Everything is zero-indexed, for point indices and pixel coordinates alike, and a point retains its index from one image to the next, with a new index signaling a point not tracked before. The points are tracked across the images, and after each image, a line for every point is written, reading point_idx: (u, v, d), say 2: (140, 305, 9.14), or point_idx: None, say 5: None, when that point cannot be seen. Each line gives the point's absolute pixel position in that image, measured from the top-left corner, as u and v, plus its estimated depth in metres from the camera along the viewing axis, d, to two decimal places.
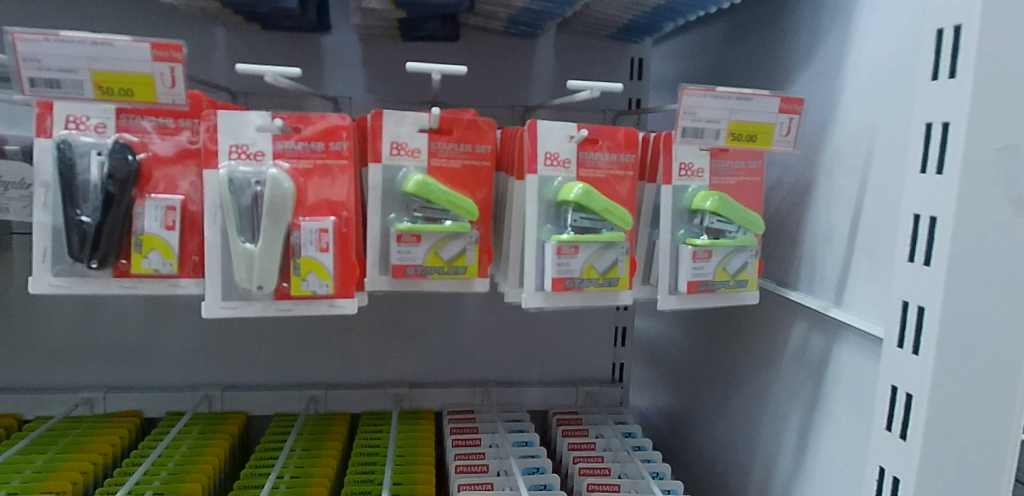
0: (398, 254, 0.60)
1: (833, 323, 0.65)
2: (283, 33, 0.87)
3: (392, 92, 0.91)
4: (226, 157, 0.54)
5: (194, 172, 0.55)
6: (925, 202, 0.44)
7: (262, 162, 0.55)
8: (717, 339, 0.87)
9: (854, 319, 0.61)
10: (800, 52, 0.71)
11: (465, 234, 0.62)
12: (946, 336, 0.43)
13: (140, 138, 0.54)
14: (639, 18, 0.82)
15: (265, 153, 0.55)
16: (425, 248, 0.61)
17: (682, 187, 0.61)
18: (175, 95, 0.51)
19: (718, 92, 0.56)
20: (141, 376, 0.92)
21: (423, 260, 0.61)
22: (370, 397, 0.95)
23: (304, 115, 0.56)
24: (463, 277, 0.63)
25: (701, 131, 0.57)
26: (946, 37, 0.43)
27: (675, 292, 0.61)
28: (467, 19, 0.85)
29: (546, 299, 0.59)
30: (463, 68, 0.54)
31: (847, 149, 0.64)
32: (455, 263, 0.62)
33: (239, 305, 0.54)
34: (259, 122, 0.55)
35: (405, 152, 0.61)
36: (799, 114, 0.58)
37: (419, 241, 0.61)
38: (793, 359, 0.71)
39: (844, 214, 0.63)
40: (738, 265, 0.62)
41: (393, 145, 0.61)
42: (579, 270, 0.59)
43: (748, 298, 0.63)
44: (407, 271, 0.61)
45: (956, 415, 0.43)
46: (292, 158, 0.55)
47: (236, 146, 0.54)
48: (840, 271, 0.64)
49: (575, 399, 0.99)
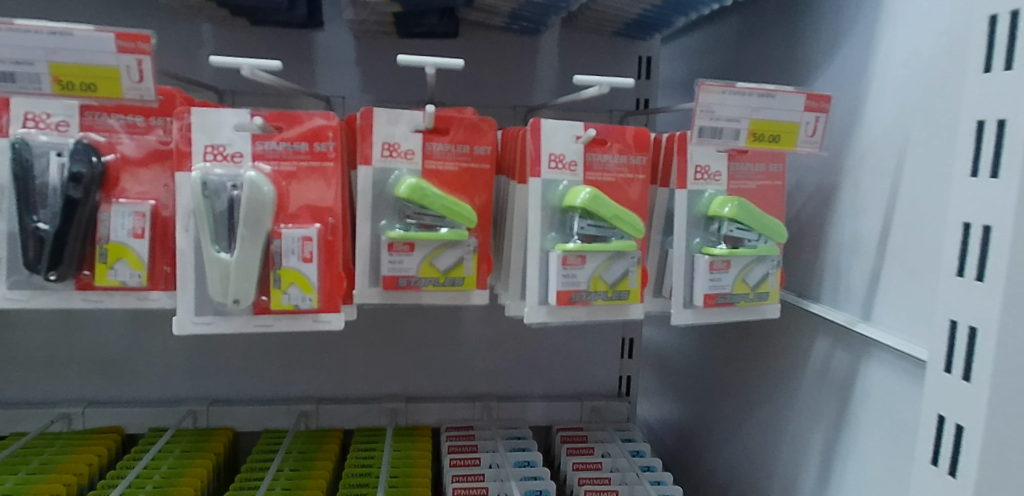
0: (389, 264, 0.56)
1: (861, 339, 0.60)
2: (272, 29, 0.82)
3: (388, 91, 0.86)
4: (201, 159, 0.49)
5: (166, 174, 0.51)
6: (976, 209, 0.39)
7: (241, 164, 0.50)
8: (730, 352, 0.82)
9: (886, 336, 0.56)
10: (822, 48, 0.66)
11: (462, 243, 0.57)
12: (1002, 362, 0.38)
13: (107, 138, 0.50)
14: (648, 12, 0.77)
15: (244, 154, 0.50)
16: (419, 258, 0.56)
17: (698, 192, 0.57)
18: (144, 91, 0.46)
19: (738, 88, 0.51)
20: (123, 390, 0.87)
21: (416, 271, 0.56)
22: (364, 413, 0.90)
23: (287, 113, 0.51)
24: (460, 289, 0.58)
25: (719, 130, 0.52)
26: (1001, 24, 0.38)
27: (690, 305, 0.57)
28: (466, 14, 0.80)
29: (551, 314, 0.55)
30: (459, 61, 0.49)
31: (875, 151, 0.59)
32: (451, 274, 0.57)
33: (213, 320, 0.50)
34: (238, 120, 0.50)
35: (398, 154, 0.57)
36: (826, 113, 0.54)
37: (412, 250, 0.56)
38: (816, 376, 0.66)
39: (874, 221, 0.58)
40: (759, 276, 0.57)
41: (385, 146, 0.57)
42: (586, 283, 0.54)
43: (768, 312, 0.59)
44: (399, 283, 0.56)
45: (1013, 450, 0.38)
46: (274, 160, 0.51)
47: (213, 146, 0.50)
48: (868, 283, 0.59)
49: (580, 414, 0.95)
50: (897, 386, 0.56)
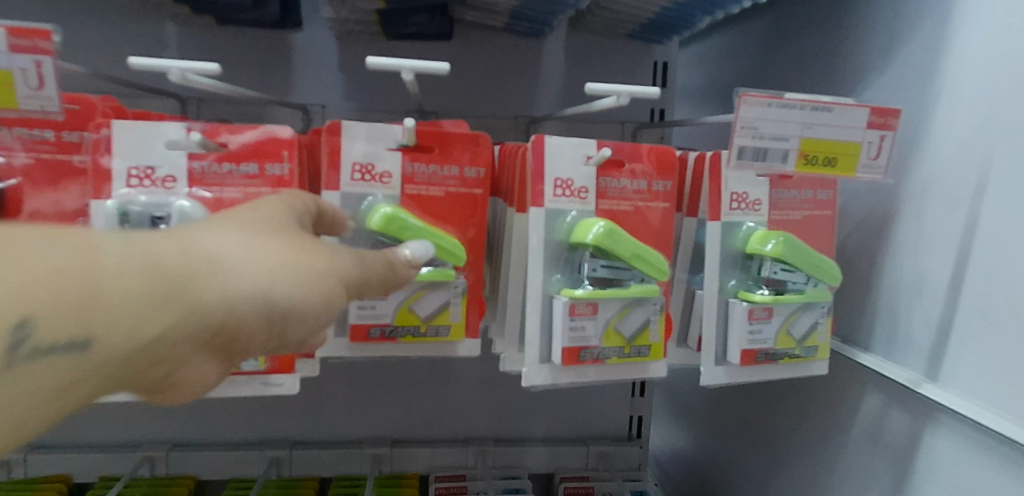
0: (358, 310, 0.47)
1: (928, 401, 0.50)
2: (243, 28, 0.73)
3: (373, 99, 0.77)
4: (123, 183, 0.42)
5: (79, 198, 0.43)
6: None
7: (172, 190, 0.42)
8: (758, 398, 0.72)
9: (967, 403, 0.46)
10: (874, 52, 0.56)
11: (447, 285, 0.48)
12: None
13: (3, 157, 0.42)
14: (669, 11, 0.68)
15: (176, 178, 0.42)
16: (395, 303, 0.47)
17: (734, 224, 0.47)
18: (45, 100, 0.37)
19: (788, 100, 0.41)
20: (72, 432, 0.77)
21: (391, 319, 0.47)
22: (343, 459, 0.80)
23: (230, 129, 0.44)
24: (444, 339, 0.49)
25: (764, 152, 0.43)
26: None
27: (724, 362, 0.47)
28: (461, 13, 0.71)
29: (554, 374, 0.46)
30: (444, 66, 0.41)
31: (946, 176, 0.49)
32: (433, 322, 0.48)
33: None
34: (169, 137, 0.43)
35: (372, 177, 0.47)
36: (893, 131, 0.44)
37: (386, 293, 0.47)
38: (865, 438, 0.56)
39: (944, 260, 0.49)
40: (806, 327, 0.47)
41: (356, 168, 0.47)
42: (598, 337, 0.45)
43: (816, 369, 0.49)
44: (370, 333, 0.47)
45: None
46: (213, 185, 0.43)
47: (138, 168, 0.42)
48: (938, 334, 0.49)
49: (586, 461, 0.84)
50: (979, 463, 0.46)
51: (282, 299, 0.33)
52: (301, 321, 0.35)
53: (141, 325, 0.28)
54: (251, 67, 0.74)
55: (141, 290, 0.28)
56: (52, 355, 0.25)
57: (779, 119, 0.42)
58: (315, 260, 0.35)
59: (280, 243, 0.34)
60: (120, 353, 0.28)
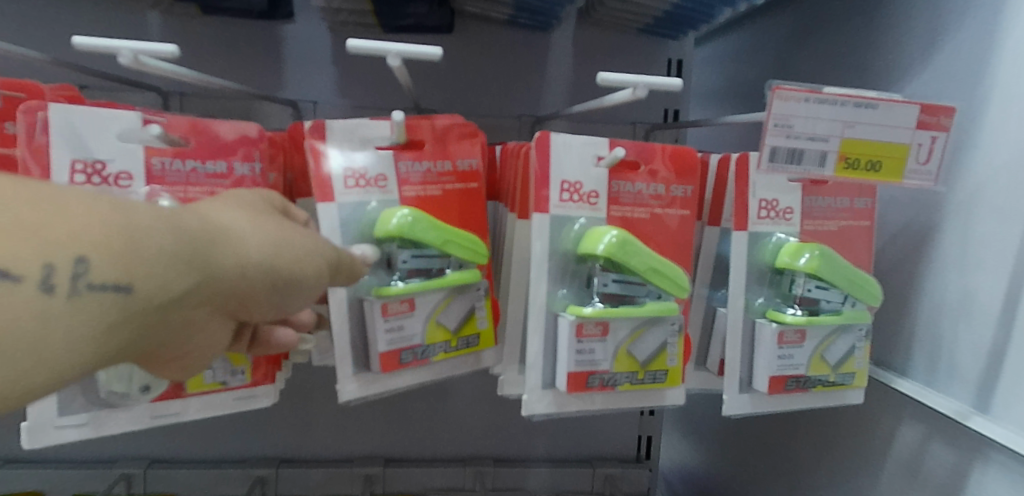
0: (387, 334, 0.41)
1: (975, 435, 0.45)
2: (231, 18, 0.69)
3: (369, 96, 0.72)
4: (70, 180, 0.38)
5: None
6: None
7: (128, 188, 0.39)
8: (778, 422, 0.67)
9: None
10: (915, 47, 0.51)
11: (470, 289, 0.44)
12: None
13: None
14: (686, 3, 0.63)
15: (133, 175, 0.39)
16: (423, 318, 0.43)
17: (761, 235, 0.42)
18: None
19: (827, 95, 0.36)
20: (47, 445, 0.73)
21: (422, 338, 0.42)
22: (332, 480, 0.75)
23: (192, 122, 0.41)
24: (474, 349, 0.45)
25: (799, 154, 0.37)
26: None
27: (749, 389, 0.42)
28: (463, 4, 0.66)
29: (559, 402, 0.41)
30: (438, 50, 0.38)
31: (1000, 182, 0.44)
32: (462, 333, 0.44)
33: (101, 415, 0.43)
34: (122, 129, 0.39)
35: (367, 182, 0.43)
36: (946, 131, 0.39)
37: (412, 309, 0.42)
38: (900, 472, 0.51)
39: (997, 277, 0.44)
40: (842, 352, 0.42)
41: (349, 173, 0.42)
42: (607, 362, 0.40)
43: (852, 399, 0.43)
44: (401, 358, 0.42)
45: None
46: (177, 183, 0.40)
47: (83, 161, 0.38)
48: (988, 360, 0.44)
49: (591, 484, 0.79)
50: None
51: (292, 266, 0.32)
52: (306, 295, 0.34)
53: (173, 281, 0.27)
54: (239, 59, 0.70)
55: (173, 242, 0.27)
56: (98, 296, 0.24)
57: (820, 116, 0.37)
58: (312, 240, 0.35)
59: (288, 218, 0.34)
60: (154, 305, 0.26)
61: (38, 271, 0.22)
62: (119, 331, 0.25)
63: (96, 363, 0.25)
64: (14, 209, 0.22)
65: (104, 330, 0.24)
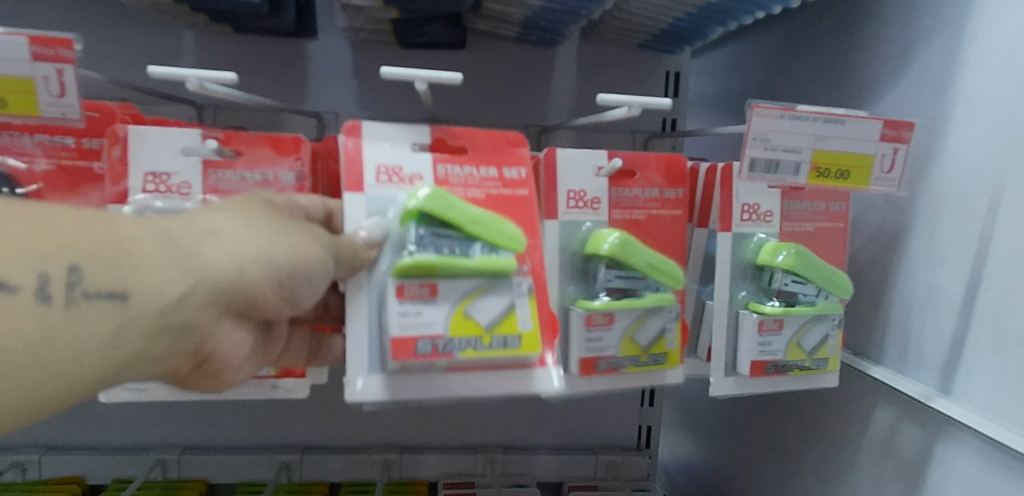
0: (401, 321, 0.39)
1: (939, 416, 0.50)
2: (259, 36, 0.74)
3: (388, 108, 0.77)
4: (140, 189, 0.43)
5: (96, 200, 0.45)
6: None
7: (188, 196, 0.44)
8: (768, 410, 0.72)
9: (979, 420, 0.45)
10: (889, 64, 0.56)
11: (505, 282, 0.42)
12: None
13: (26, 163, 0.45)
14: (682, 21, 0.68)
15: (192, 184, 0.44)
16: (447, 307, 0.40)
17: (745, 236, 0.47)
18: (66, 108, 0.38)
19: (800, 112, 0.41)
20: (88, 433, 0.78)
21: (445, 329, 0.40)
22: (352, 465, 0.80)
23: (241, 136, 0.46)
24: (514, 353, 0.41)
25: (776, 164, 0.43)
26: None
27: (733, 372, 0.47)
28: (475, 23, 0.72)
29: (572, 385, 0.46)
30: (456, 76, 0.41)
31: (961, 188, 0.49)
32: (498, 330, 0.41)
33: (147, 388, 0.49)
34: (185, 144, 0.44)
35: (398, 180, 0.44)
36: (907, 143, 0.44)
37: (434, 295, 0.40)
38: (876, 452, 0.56)
39: (958, 274, 0.48)
40: (817, 340, 0.47)
41: (379, 169, 0.43)
42: (615, 347, 0.46)
43: (827, 382, 0.48)
44: (416, 349, 0.39)
45: None
46: (230, 192, 0.45)
47: (154, 174, 0.44)
48: (950, 349, 0.49)
49: (595, 470, 0.84)
50: (991, 478, 0.45)
51: (283, 258, 0.38)
52: (309, 283, 0.40)
53: (166, 286, 0.33)
54: (266, 72, 0.75)
55: (160, 254, 0.34)
56: (96, 301, 0.31)
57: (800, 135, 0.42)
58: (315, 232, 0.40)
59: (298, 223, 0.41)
60: (153, 310, 0.33)
61: (34, 282, 0.30)
62: (134, 327, 0.33)
63: (116, 354, 0.33)
64: (34, 236, 0.31)
65: (117, 329, 0.32)
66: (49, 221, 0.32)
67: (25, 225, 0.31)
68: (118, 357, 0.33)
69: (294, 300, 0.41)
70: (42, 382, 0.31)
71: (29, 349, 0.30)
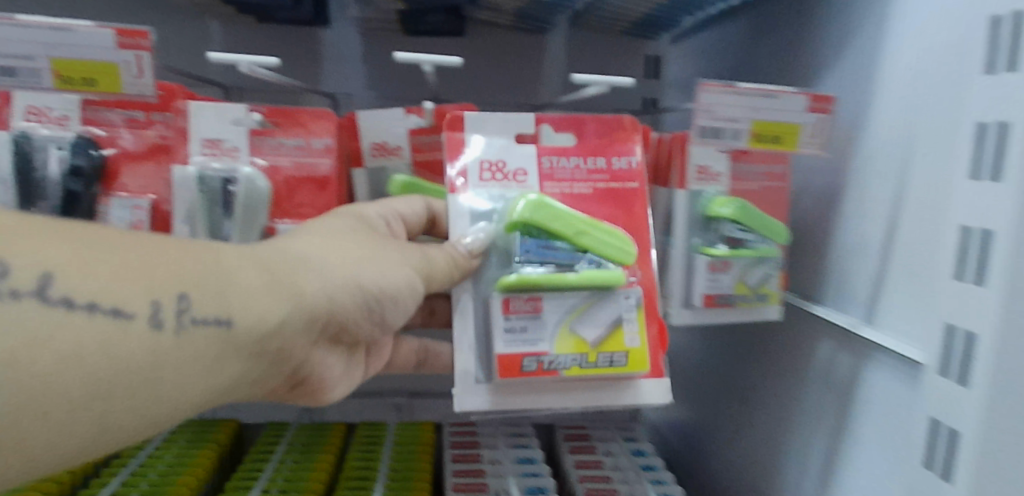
0: (507, 341, 0.53)
1: (863, 344, 0.59)
2: (279, 25, 0.83)
3: (396, 88, 0.86)
4: (199, 153, 0.53)
5: (163, 167, 0.54)
6: (981, 211, 0.39)
7: (238, 158, 0.54)
8: (732, 355, 0.82)
9: (890, 342, 0.55)
10: (827, 47, 0.65)
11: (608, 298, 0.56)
12: (1001, 373, 0.37)
13: (107, 133, 0.53)
14: (659, 11, 0.78)
15: (241, 149, 0.54)
16: (554, 325, 0.54)
17: (698, 192, 0.56)
18: (142, 84, 0.47)
19: (739, 88, 0.50)
20: None
21: (553, 348, 0.54)
22: (368, 407, 0.90)
23: (282, 109, 0.55)
24: (622, 367, 0.55)
25: (719, 131, 0.52)
26: (1005, 25, 0.38)
27: (689, 306, 0.57)
28: (473, 12, 0.80)
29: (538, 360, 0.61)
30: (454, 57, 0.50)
31: (882, 151, 0.58)
32: (603, 349, 0.55)
33: None
34: (236, 115, 0.54)
35: (500, 174, 0.58)
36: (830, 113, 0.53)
37: (538, 310, 0.54)
38: (819, 381, 0.65)
39: (878, 223, 0.58)
40: (759, 278, 0.56)
41: (487, 167, 0.58)
42: None
43: (768, 314, 0.58)
44: (524, 362, 0.53)
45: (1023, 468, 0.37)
46: (271, 156, 0.54)
47: (210, 141, 0.53)
48: (871, 287, 0.58)
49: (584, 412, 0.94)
50: (896, 390, 0.55)
51: (365, 279, 0.51)
52: (387, 297, 0.53)
53: (266, 313, 0.44)
54: (287, 58, 0.84)
55: (259, 281, 0.45)
56: (205, 326, 0.41)
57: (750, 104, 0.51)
58: (386, 258, 0.53)
59: (378, 242, 0.54)
60: (252, 332, 0.44)
61: (149, 308, 0.39)
62: (236, 352, 0.44)
63: (219, 375, 0.44)
64: (140, 260, 0.41)
65: (221, 351, 0.43)
66: (163, 254, 0.42)
67: (140, 252, 0.41)
68: (223, 381, 0.44)
69: (373, 314, 0.53)
70: (154, 397, 0.40)
71: (141, 370, 0.39)
